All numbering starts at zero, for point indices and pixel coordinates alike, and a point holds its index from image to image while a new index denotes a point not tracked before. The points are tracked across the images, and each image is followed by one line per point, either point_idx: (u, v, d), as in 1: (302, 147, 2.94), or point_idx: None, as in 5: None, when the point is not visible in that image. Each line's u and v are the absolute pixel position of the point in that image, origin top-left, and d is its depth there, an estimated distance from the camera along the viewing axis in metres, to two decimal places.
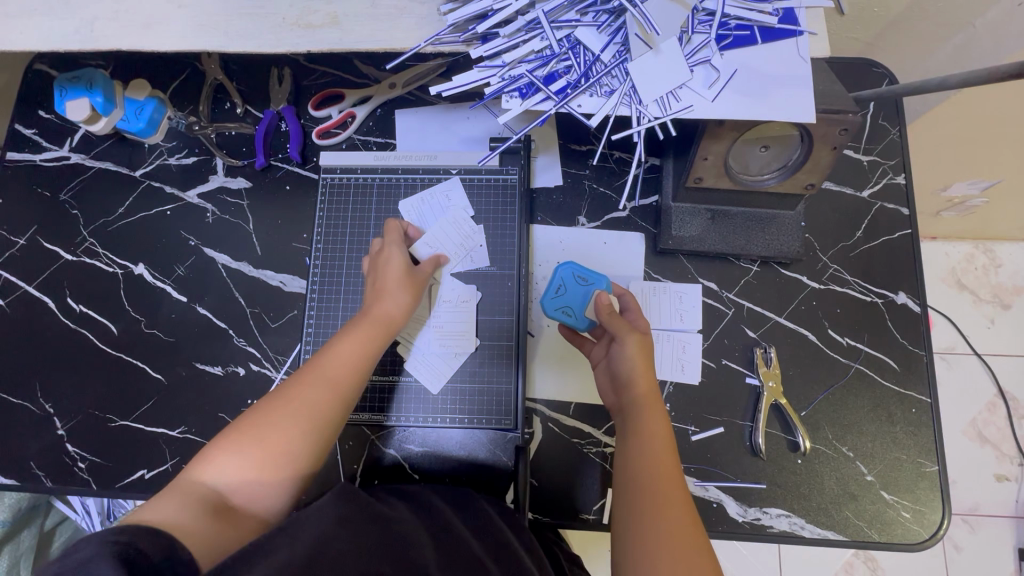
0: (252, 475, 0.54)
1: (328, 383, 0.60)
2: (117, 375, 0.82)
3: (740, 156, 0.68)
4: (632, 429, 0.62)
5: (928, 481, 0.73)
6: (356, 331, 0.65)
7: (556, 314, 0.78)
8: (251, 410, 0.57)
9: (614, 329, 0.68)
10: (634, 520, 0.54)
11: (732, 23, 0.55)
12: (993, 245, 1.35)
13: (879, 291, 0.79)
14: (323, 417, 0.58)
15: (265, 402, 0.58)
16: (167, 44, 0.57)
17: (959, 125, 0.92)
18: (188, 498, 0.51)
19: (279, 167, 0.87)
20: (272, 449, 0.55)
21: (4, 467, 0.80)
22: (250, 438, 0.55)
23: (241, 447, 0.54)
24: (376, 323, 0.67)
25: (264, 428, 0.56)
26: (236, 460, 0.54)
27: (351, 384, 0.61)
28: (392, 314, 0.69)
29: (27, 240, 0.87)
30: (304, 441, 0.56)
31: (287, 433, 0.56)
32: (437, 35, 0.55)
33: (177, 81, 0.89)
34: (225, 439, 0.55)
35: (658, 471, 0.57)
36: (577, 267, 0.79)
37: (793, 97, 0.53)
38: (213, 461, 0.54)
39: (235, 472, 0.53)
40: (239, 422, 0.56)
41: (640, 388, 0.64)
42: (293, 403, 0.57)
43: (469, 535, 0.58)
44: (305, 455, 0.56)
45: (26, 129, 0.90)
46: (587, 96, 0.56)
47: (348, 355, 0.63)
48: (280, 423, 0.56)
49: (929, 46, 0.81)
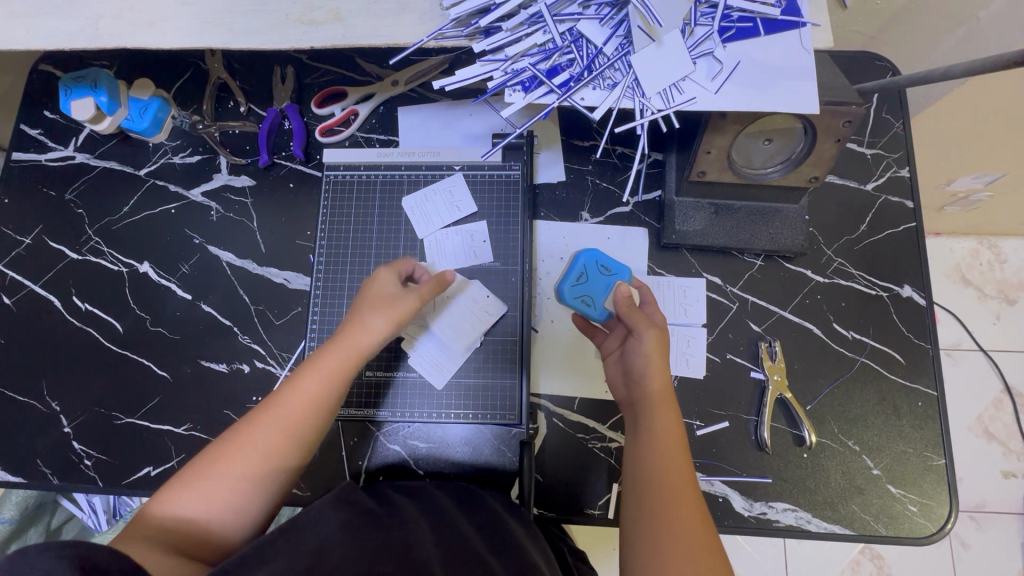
0: (205, 518, 0.54)
1: (281, 429, 0.58)
2: (122, 373, 0.83)
3: (743, 149, 0.68)
4: (644, 426, 0.61)
5: (935, 474, 0.73)
6: (322, 364, 0.62)
7: (575, 302, 0.78)
8: (206, 451, 0.58)
9: (632, 321, 0.66)
10: (648, 520, 0.54)
11: (735, 15, 0.55)
12: (998, 240, 1.35)
13: (884, 284, 0.79)
14: (277, 461, 0.57)
15: (215, 447, 0.58)
16: (170, 41, 0.57)
17: (963, 119, 0.92)
18: (147, 533, 0.52)
19: (283, 165, 0.87)
20: (221, 497, 0.55)
21: (13, 464, 0.81)
22: (202, 482, 0.55)
23: (192, 492, 0.55)
24: (345, 358, 0.63)
25: (207, 479, 0.55)
26: (190, 498, 0.54)
27: (312, 424, 0.60)
28: (362, 345, 0.64)
29: (33, 239, 0.88)
30: (256, 486, 0.56)
31: (238, 479, 0.56)
32: (439, 30, 0.56)
33: (181, 81, 0.89)
34: (173, 486, 0.56)
35: (669, 474, 0.56)
36: (601, 256, 0.79)
37: (796, 88, 0.53)
38: (168, 500, 0.55)
39: (188, 512, 0.54)
40: (193, 462, 0.57)
41: (652, 383, 0.63)
42: (243, 450, 0.57)
43: (472, 531, 0.58)
44: (256, 500, 0.56)
45: (31, 129, 0.91)
46: (590, 89, 0.56)
47: (308, 395, 0.60)
48: (231, 468, 0.56)
49: (932, 39, 0.80)
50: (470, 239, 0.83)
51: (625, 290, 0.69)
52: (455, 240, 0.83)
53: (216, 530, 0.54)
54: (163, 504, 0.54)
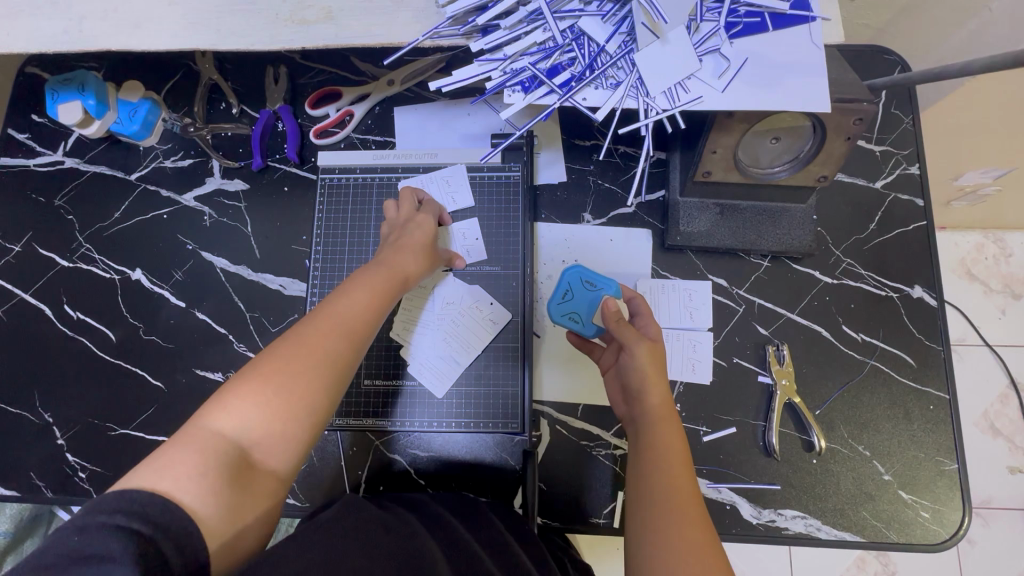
0: (275, 425, 0.48)
1: (347, 333, 0.55)
2: (115, 383, 0.81)
3: (750, 148, 0.66)
4: (642, 444, 0.60)
5: (947, 479, 0.71)
6: (372, 281, 0.61)
7: (564, 321, 0.75)
8: (266, 353, 0.51)
9: (623, 335, 0.65)
10: (654, 543, 0.51)
11: (742, 10, 0.53)
12: (1004, 234, 1.33)
13: (894, 285, 0.77)
14: (341, 366, 0.53)
15: (277, 349, 0.52)
16: (157, 44, 0.55)
17: (972, 112, 0.90)
18: (201, 451, 0.45)
19: (277, 168, 0.85)
20: (297, 397, 0.50)
21: (5, 479, 0.79)
22: (274, 381, 0.49)
23: (260, 393, 0.49)
24: (388, 278, 0.63)
25: (281, 378, 0.50)
26: (250, 404, 0.48)
27: (369, 334, 0.57)
28: (406, 271, 0.66)
29: (23, 247, 0.86)
30: (329, 390, 0.52)
31: (312, 378, 0.51)
32: (435, 28, 0.54)
33: (171, 82, 0.87)
34: (240, 386, 0.49)
35: (674, 494, 0.54)
36: (586, 270, 0.76)
37: (806, 86, 0.51)
38: (229, 404, 0.48)
39: (250, 421, 0.48)
40: (254, 364, 0.50)
41: (652, 399, 0.62)
42: (314, 350, 0.52)
43: (481, 550, 0.56)
44: (327, 404, 0.52)
45: (18, 134, 0.89)
46: (593, 89, 0.54)
47: (368, 306, 0.59)
48: (304, 367, 0.51)
49: (943, 31, 0.78)
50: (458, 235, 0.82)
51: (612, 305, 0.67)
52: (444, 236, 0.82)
53: (282, 442, 0.49)
54: (213, 418, 0.47)
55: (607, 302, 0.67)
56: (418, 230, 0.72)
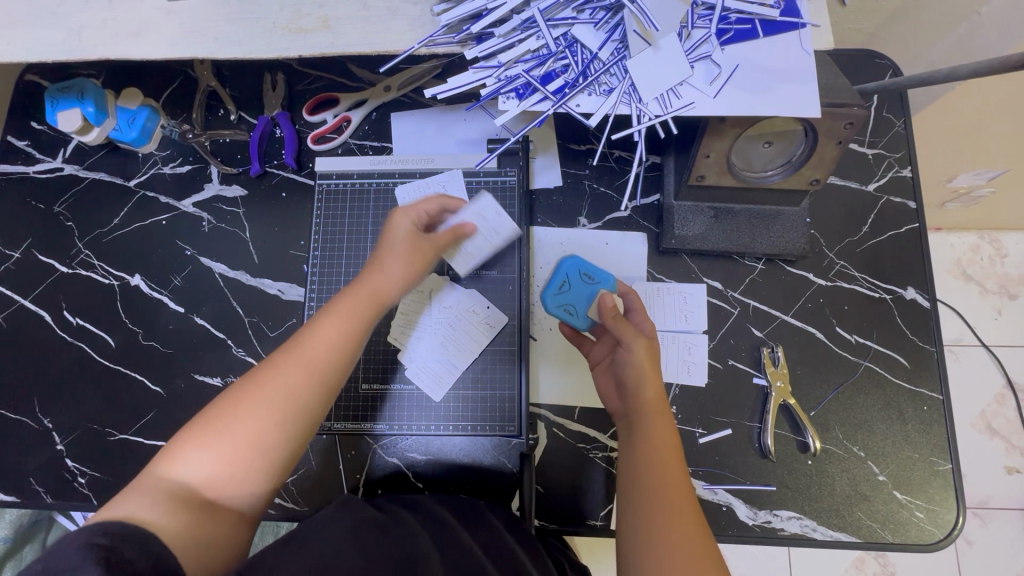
0: (228, 466, 0.51)
1: (306, 367, 0.55)
2: (114, 387, 0.81)
3: (743, 152, 0.66)
4: (637, 439, 0.60)
5: (941, 479, 0.72)
6: (340, 307, 0.59)
7: (558, 312, 0.75)
8: (226, 394, 0.54)
9: (620, 332, 0.64)
10: (650, 537, 0.52)
11: (732, 17, 0.54)
12: (999, 235, 1.34)
13: (887, 287, 0.78)
14: (297, 404, 0.54)
15: (236, 389, 0.54)
16: (156, 52, 0.56)
17: (964, 115, 0.91)
18: (159, 493, 0.49)
19: (275, 174, 0.86)
20: (247, 439, 0.51)
21: (4, 485, 0.79)
22: (226, 424, 0.52)
23: (213, 437, 0.51)
24: (362, 300, 0.60)
25: (232, 420, 0.52)
26: (203, 448, 0.51)
27: (332, 366, 0.56)
28: (383, 288, 0.61)
29: (22, 253, 0.86)
30: (282, 428, 0.53)
31: (264, 419, 0.52)
32: (430, 37, 0.54)
33: (170, 89, 0.88)
34: (195, 430, 0.52)
35: (668, 490, 0.55)
36: (584, 264, 0.76)
37: (797, 91, 0.52)
38: (188, 447, 0.51)
39: (205, 463, 0.51)
40: (213, 407, 0.53)
41: (644, 392, 0.62)
42: (267, 391, 0.53)
43: (478, 547, 0.57)
44: (283, 442, 0.53)
45: (18, 141, 0.89)
46: (586, 95, 0.54)
47: (330, 336, 0.57)
48: (256, 408, 0.52)
49: (933, 35, 0.79)
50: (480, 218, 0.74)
51: (609, 300, 0.66)
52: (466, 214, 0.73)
53: (238, 480, 0.51)
54: (174, 460, 0.51)
55: (602, 297, 0.66)
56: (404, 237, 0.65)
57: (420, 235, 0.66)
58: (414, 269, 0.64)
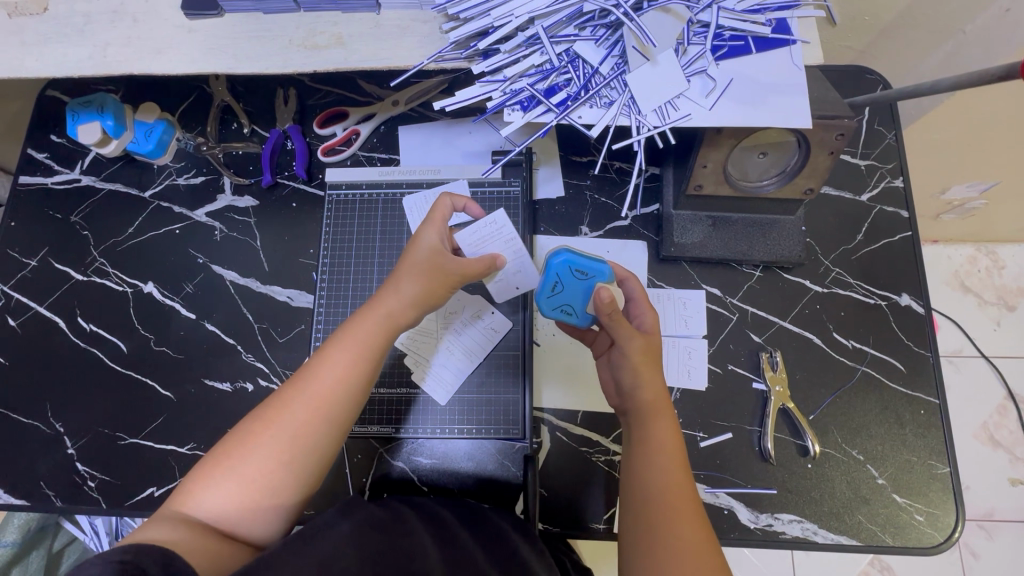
0: (242, 501, 0.54)
1: (316, 400, 0.57)
2: (127, 392, 0.83)
3: (739, 162, 0.69)
4: (636, 439, 0.62)
5: (939, 483, 0.73)
6: (350, 338, 0.61)
7: (555, 313, 0.73)
8: (241, 427, 0.57)
9: (618, 333, 0.64)
10: (650, 521, 0.55)
11: (726, 34, 0.57)
12: (995, 247, 1.36)
13: (882, 293, 0.79)
14: (306, 441, 0.56)
15: (249, 422, 0.57)
16: (177, 69, 0.59)
17: (955, 128, 0.94)
18: (176, 523, 0.52)
19: (286, 185, 0.89)
20: (258, 474, 0.54)
21: (17, 487, 0.81)
22: (240, 459, 0.55)
23: (229, 472, 0.54)
24: (372, 329, 0.62)
25: (244, 456, 0.55)
26: (219, 484, 0.54)
27: (341, 402, 0.58)
28: (394, 313, 0.63)
29: (39, 261, 0.89)
30: (292, 462, 0.56)
31: (274, 455, 0.55)
32: (439, 52, 0.57)
33: (184, 104, 0.91)
34: (211, 465, 0.55)
35: (665, 482, 0.57)
36: (574, 258, 0.71)
37: (788, 103, 0.55)
38: (206, 481, 0.54)
39: (222, 497, 0.54)
40: (228, 440, 0.56)
41: (645, 394, 0.63)
42: (278, 425, 0.56)
43: (478, 546, 0.59)
44: (293, 475, 0.56)
45: (37, 154, 0.92)
46: (587, 107, 0.57)
47: (339, 367, 0.59)
48: (269, 444, 0.55)
49: (921, 52, 0.82)
50: (499, 233, 0.77)
51: (606, 294, 0.63)
52: (483, 232, 0.76)
53: (252, 514, 0.54)
54: (192, 495, 0.54)
55: (599, 291, 0.63)
56: (422, 264, 0.65)
57: (441, 258, 0.66)
58: (428, 289, 0.65)
